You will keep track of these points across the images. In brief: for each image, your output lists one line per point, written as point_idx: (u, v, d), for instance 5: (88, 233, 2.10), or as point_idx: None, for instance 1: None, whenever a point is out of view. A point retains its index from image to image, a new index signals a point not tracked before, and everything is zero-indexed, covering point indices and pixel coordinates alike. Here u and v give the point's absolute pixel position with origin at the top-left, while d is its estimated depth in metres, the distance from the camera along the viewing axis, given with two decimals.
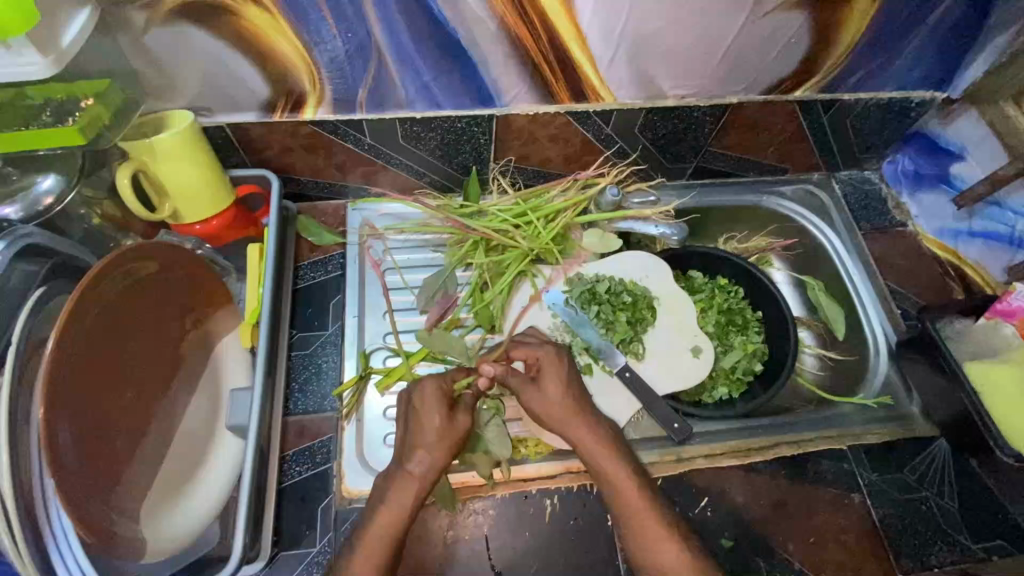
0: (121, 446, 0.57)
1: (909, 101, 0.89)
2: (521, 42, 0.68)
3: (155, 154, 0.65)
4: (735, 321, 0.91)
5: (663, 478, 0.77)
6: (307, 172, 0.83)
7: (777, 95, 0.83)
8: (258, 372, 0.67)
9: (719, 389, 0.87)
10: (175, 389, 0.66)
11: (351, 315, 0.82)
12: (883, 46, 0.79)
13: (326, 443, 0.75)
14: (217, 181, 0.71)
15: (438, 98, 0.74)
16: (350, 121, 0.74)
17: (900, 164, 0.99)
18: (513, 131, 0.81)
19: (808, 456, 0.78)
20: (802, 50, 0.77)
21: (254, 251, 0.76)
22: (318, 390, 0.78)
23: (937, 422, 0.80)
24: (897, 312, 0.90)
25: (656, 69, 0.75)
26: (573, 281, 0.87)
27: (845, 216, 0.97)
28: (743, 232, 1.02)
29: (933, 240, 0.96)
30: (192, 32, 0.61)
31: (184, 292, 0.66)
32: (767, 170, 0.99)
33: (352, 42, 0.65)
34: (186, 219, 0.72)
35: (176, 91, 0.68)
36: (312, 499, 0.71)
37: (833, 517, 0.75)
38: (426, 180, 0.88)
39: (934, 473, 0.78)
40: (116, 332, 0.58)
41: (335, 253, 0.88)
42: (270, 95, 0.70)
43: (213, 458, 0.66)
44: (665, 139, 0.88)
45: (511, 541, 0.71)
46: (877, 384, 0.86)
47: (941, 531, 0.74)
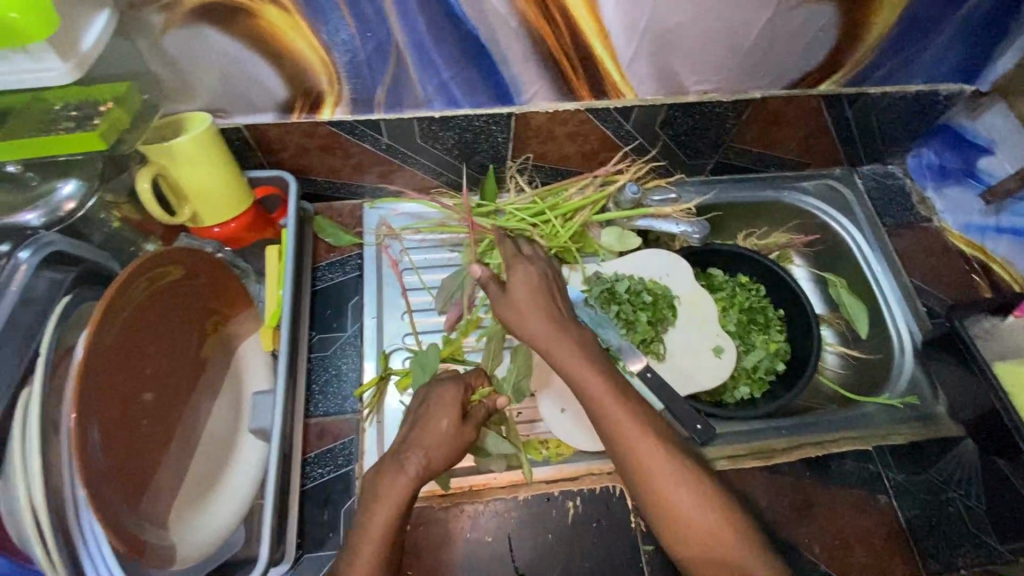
0: (147, 452, 0.57)
1: (937, 94, 0.87)
2: (542, 37, 0.66)
3: (174, 157, 0.64)
4: (756, 319, 0.90)
5: None
6: (323, 172, 0.83)
7: (801, 89, 0.82)
8: (281, 376, 0.67)
9: (741, 388, 0.86)
10: (199, 393, 0.66)
11: (369, 316, 0.82)
12: (913, 38, 0.77)
13: (347, 445, 0.74)
14: (235, 182, 0.70)
15: (457, 97, 0.73)
16: (368, 121, 0.73)
17: (925, 158, 0.97)
18: (532, 129, 0.80)
19: (832, 457, 0.78)
20: (828, 44, 0.75)
21: (272, 252, 0.76)
22: (338, 392, 0.78)
23: (962, 422, 0.79)
24: (924, 311, 0.88)
25: (678, 65, 0.74)
26: (592, 280, 0.86)
27: (868, 212, 0.96)
28: (762, 228, 1.01)
29: (958, 236, 0.94)
30: (210, 34, 0.60)
31: (206, 298, 0.66)
32: (788, 165, 0.97)
33: (371, 42, 0.64)
34: (205, 222, 0.72)
35: (195, 93, 0.67)
36: (335, 501, 0.71)
37: (859, 519, 0.74)
38: (443, 178, 0.87)
39: (961, 474, 0.77)
40: (143, 341, 0.58)
41: (352, 254, 0.87)
42: (288, 95, 0.69)
43: (237, 461, 0.66)
44: (685, 135, 0.86)
45: (534, 543, 0.71)
46: (902, 384, 0.85)
47: (967, 532, 0.74)
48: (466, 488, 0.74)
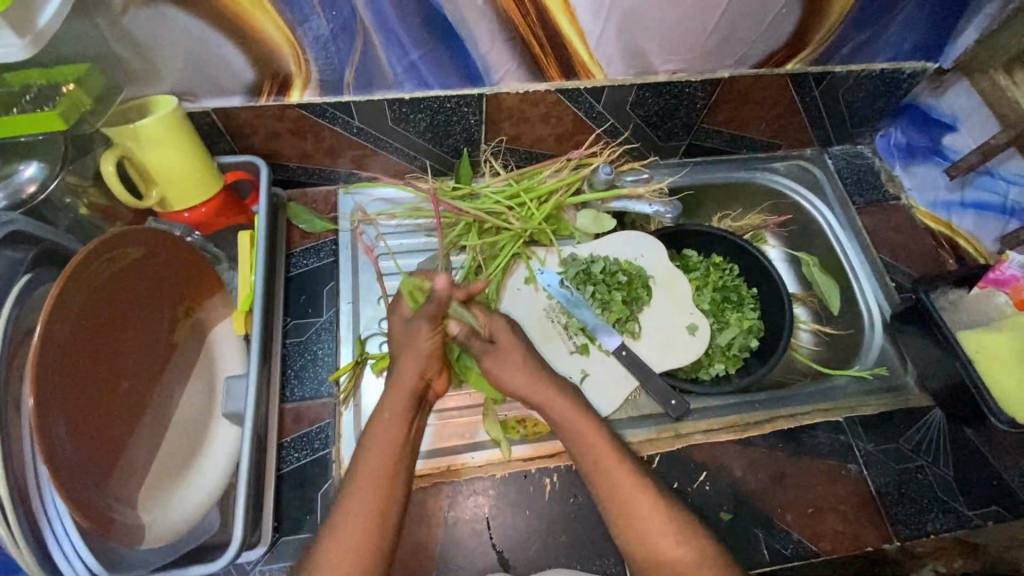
0: (116, 434, 0.57)
1: (901, 72, 0.88)
2: (508, 17, 0.67)
3: (139, 139, 0.64)
4: (730, 297, 0.91)
5: (660, 454, 0.77)
6: (296, 158, 0.82)
7: (768, 68, 0.83)
8: (253, 359, 0.67)
9: (716, 365, 0.87)
10: (169, 376, 0.65)
11: (345, 301, 0.82)
12: (874, 17, 0.78)
13: (324, 429, 0.74)
14: (203, 166, 0.69)
15: (426, 78, 0.73)
16: (338, 103, 0.73)
17: (893, 137, 0.99)
18: (504, 110, 0.80)
19: (804, 430, 0.79)
20: (793, 22, 0.76)
21: (244, 237, 0.76)
22: (315, 376, 0.77)
23: (931, 392, 0.81)
24: (892, 286, 0.90)
25: (645, 44, 0.74)
26: (567, 262, 0.87)
27: (838, 191, 0.98)
28: (737, 210, 1.02)
29: (926, 214, 0.95)
30: (172, 14, 0.60)
31: (175, 280, 0.66)
32: (760, 147, 0.99)
33: (336, 21, 0.64)
34: (174, 207, 0.71)
35: (160, 75, 0.67)
36: (312, 485, 0.71)
37: (830, 489, 0.75)
38: (418, 163, 0.88)
39: (929, 441, 0.79)
40: (106, 321, 0.57)
41: (327, 240, 0.87)
42: (255, 78, 0.69)
43: (210, 443, 0.66)
44: (656, 116, 0.87)
45: (512, 520, 0.72)
46: (871, 357, 0.87)
47: (937, 498, 0.75)
48: (444, 467, 0.74)
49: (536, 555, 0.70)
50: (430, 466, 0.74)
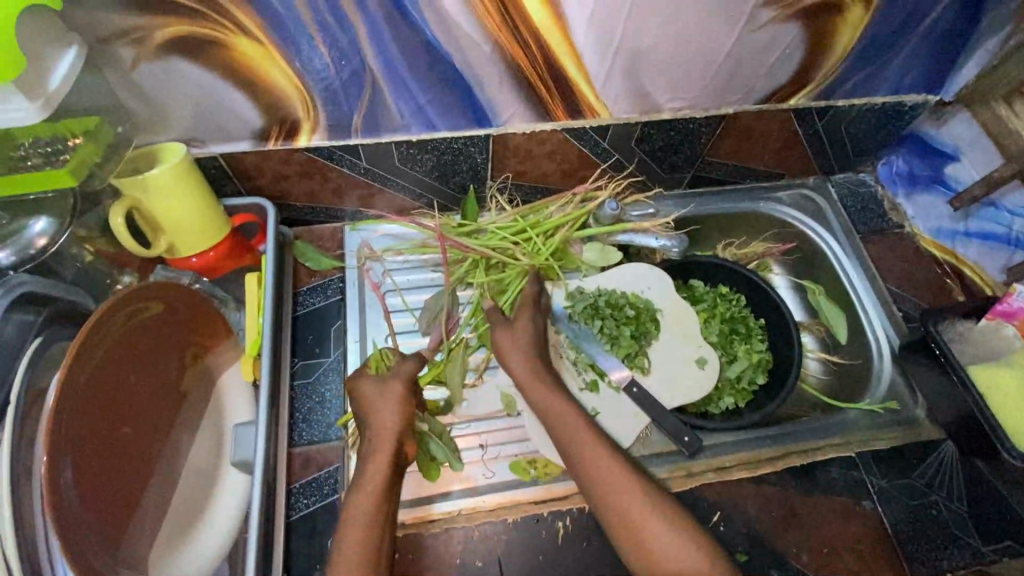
0: (129, 491, 0.57)
1: (903, 105, 0.89)
2: (517, 63, 0.67)
3: (147, 190, 0.64)
4: (738, 329, 0.91)
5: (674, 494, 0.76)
6: (303, 197, 0.82)
7: (772, 104, 0.83)
8: (262, 406, 0.67)
9: (725, 399, 0.87)
10: (179, 425, 0.65)
11: (352, 340, 0.81)
12: (876, 54, 0.78)
13: (333, 474, 0.73)
14: (211, 212, 0.69)
15: (434, 120, 0.73)
16: (346, 147, 0.74)
17: (895, 165, 0.99)
18: (510, 148, 0.80)
19: (817, 466, 0.78)
20: (796, 60, 0.76)
21: (252, 280, 0.76)
22: (323, 419, 0.77)
23: (942, 425, 0.81)
24: (899, 315, 0.90)
25: (651, 84, 0.75)
26: (574, 296, 0.87)
27: (842, 220, 0.98)
28: (741, 238, 1.03)
29: (930, 241, 0.96)
30: (181, 66, 0.60)
31: (184, 330, 0.66)
32: (763, 176, 0.99)
33: (345, 69, 0.64)
34: (182, 253, 0.71)
35: (168, 122, 0.67)
36: (321, 533, 0.70)
37: (845, 527, 0.75)
38: (424, 199, 0.88)
39: (941, 476, 0.78)
40: (118, 376, 0.57)
41: (334, 277, 0.87)
42: (263, 124, 0.69)
43: (220, 495, 0.65)
44: (661, 151, 0.88)
45: (524, 566, 0.71)
46: (881, 389, 0.86)
47: (952, 535, 0.75)
48: (456, 512, 0.73)
49: None
50: (442, 511, 0.73)
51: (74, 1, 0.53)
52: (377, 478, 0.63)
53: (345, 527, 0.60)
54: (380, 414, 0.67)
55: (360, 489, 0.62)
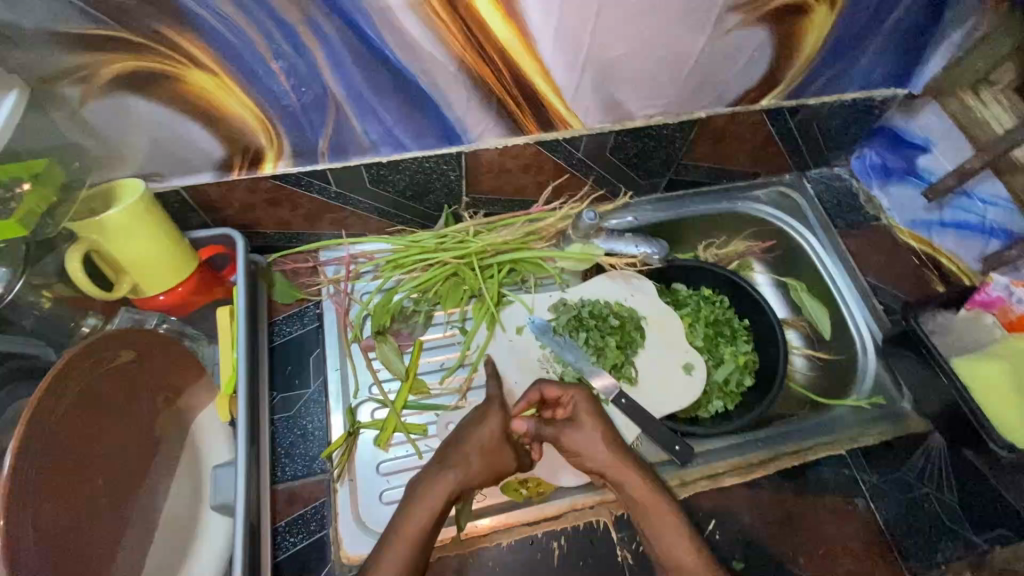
0: (105, 546, 0.54)
1: (872, 99, 0.89)
2: (483, 80, 0.65)
3: (104, 231, 0.61)
4: (723, 332, 0.91)
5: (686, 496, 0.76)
6: (273, 226, 0.80)
7: (743, 106, 0.83)
8: (240, 445, 0.65)
9: (714, 403, 0.87)
10: (155, 472, 0.62)
11: (333, 368, 0.80)
12: (843, 52, 0.78)
13: (319, 509, 0.72)
14: (175, 246, 0.67)
15: (403, 141, 0.71)
16: (313, 172, 0.71)
17: (868, 158, 1.00)
18: (483, 164, 0.79)
19: (809, 466, 0.78)
20: (764, 62, 0.76)
21: (224, 312, 0.74)
22: (306, 453, 0.75)
23: (929, 417, 0.81)
24: (881, 308, 0.91)
25: (622, 93, 0.74)
26: (558, 309, 0.87)
27: (819, 215, 0.98)
28: (721, 238, 1.03)
29: (908, 232, 0.96)
30: (133, 100, 0.58)
31: (156, 372, 0.64)
32: (739, 176, 0.99)
33: (306, 96, 0.62)
34: (148, 293, 0.68)
35: (124, 158, 0.64)
36: (310, 570, 0.69)
37: (839, 526, 0.75)
38: (399, 219, 0.86)
39: (931, 468, 0.79)
40: (88, 424, 0.55)
41: (309, 304, 0.85)
42: (225, 154, 0.67)
43: (202, 539, 0.64)
44: (637, 157, 0.87)
45: None
46: (867, 383, 0.86)
47: (944, 527, 0.75)
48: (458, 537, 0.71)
49: None
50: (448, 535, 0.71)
51: (11, 42, 0.50)
52: (419, 525, 0.62)
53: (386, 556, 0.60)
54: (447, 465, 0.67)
55: (398, 534, 0.62)
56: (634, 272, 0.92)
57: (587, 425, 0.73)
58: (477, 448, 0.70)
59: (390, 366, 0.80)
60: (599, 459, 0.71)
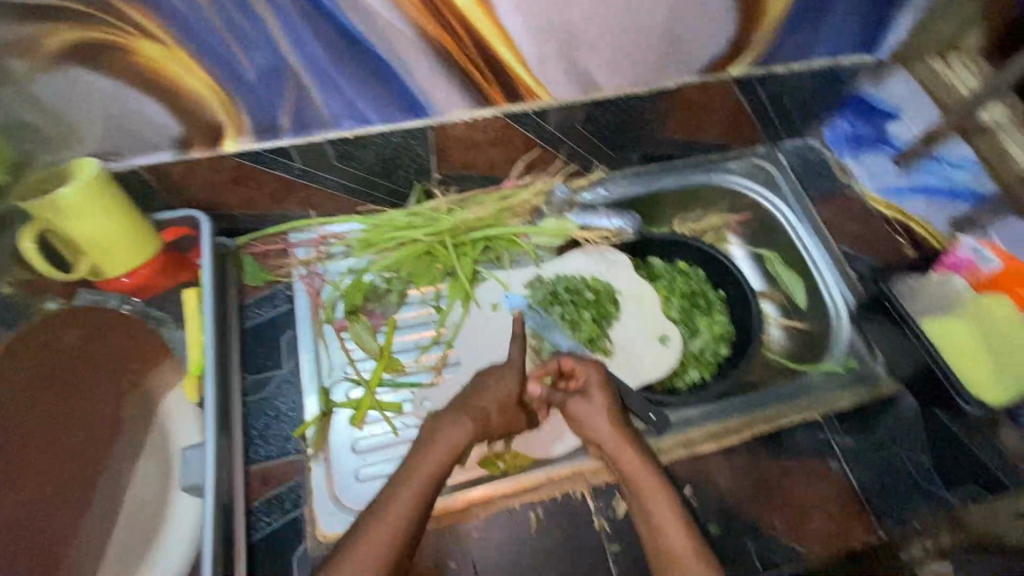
0: (58, 516, 0.59)
1: (840, 67, 0.89)
2: (445, 48, 0.65)
3: (58, 211, 0.60)
4: (698, 303, 0.91)
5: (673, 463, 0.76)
6: (239, 206, 0.79)
7: (711, 75, 0.82)
8: (210, 427, 0.64)
9: (690, 373, 0.87)
10: (117, 455, 0.63)
11: (306, 349, 0.79)
12: (809, 17, 0.78)
13: (294, 489, 0.71)
14: (135, 227, 0.66)
15: (367, 115, 0.70)
16: (277, 148, 0.70)
17: (840, 127, 0.98)
18: (451, 138, 0.78)
19: (783, 431, 0.79)
20: (730, 28, 0.76)
21: (191, 294, 0.73)
22: (279, 433, 0.74)
23: (902, 379, 0.82)
24: (854, 275, 0.91)
25: (588, 62, 0.73)
26: (533, 285, 0.87)
27: (793, 185, 0.98)
28: (697, 213, 1.03)
29: (878, 199, 0.94)
30: (83, 74, 0.57)
31: (115, 356, 0.67)
32: (712, 148, 0.99)
33: (263, 67, 0.61)
34: (109, 274, 0.68)
35: (79, 137, 0.63)
36: (286, 548, 0.68)
37: (812, 487, 0.75)
38: (370, 197, 0.85)
39: (904, 428, 0.80)
40: (41, 403, 0.62)
41: (280, 286, 0.84)
42: (184, 131, 0.66)
43: (169, 522, 0.62)
44: (608, 130, 0.86)
45: (499, 557, 0.69)
46: (840, 350, 0.87)
47: (916, 485, 0.76)
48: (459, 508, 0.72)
49: None
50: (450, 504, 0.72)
51: None
52: (419, 485, 0.61)
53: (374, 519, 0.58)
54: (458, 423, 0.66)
55: (401, 488, 0.61)
56: (608, 246, 0.91)
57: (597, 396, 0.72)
58: (494, 405, 0.69)
59: (363, 344, 0.80)
60: (595, 428, 0.70)
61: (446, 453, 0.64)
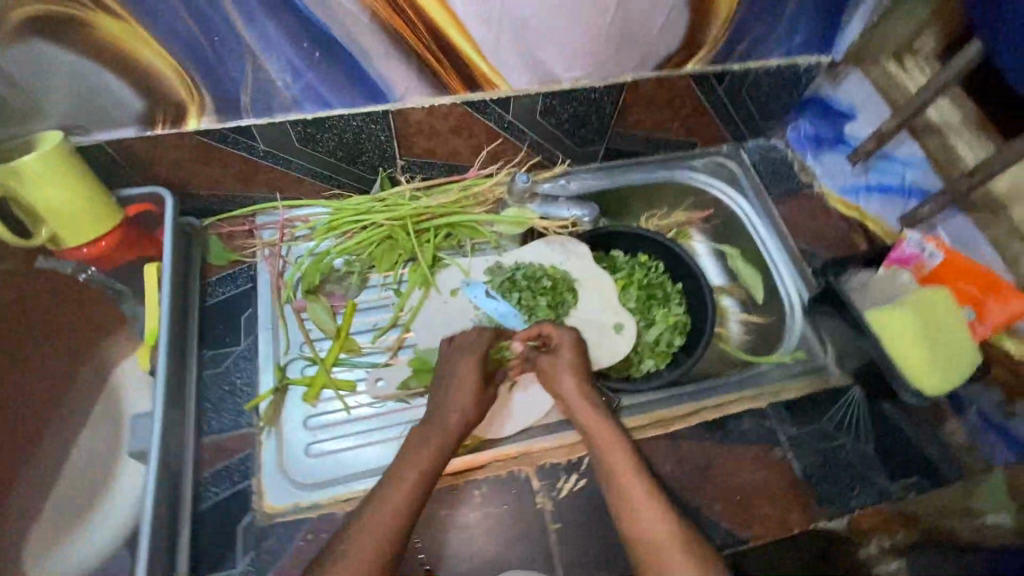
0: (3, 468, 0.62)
1: (797, 66, 0.92)
2: (399, 34, 0.67)
3: (20, 179, 0.62)
4: (656, 294, 0.93)
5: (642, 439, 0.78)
6: (205, 186, 0.81)
7: (668, 71, 0.85)
8: (159, 396, 0.67)
9: (645, 362, 0.88)
10: (58, 418, 0.67)
11: (265, 327, 0.81)
12: (761, 16, 0.81)
13: (245, 460, 0.73)
14: (95, 199, 0.68)
15: (328, 99, 0.73)
16: (239, 129, 0.73)
17: (802, 129, 1.02)
18: (412, 125, 0.80)
19: (730, 418, 0.80)
20: (682, 24, 0.79)
21: (151, 269, 0.75)
22: (233, 407, 0.76)
23: (850, 372, 0.83)
24: (809, 270, 0.93)
25: (544, 54, 0.76)
26: (493, 271, 0.89)
27: (754, 183, 1.01)
28: (663, 209, 1.05)
29: (837, 198, 0.98)
30: (46, 47, 0.59)
31: (69, 322, 0.71)
32: (675, 145, 1.01)
33: (221, 47, 0.64)
34: (69, 243, 0.69)
35: (44, 110, 0.65)
36: (233, 518, 0.69)
37: (756, 473, 0.77)
38: (335, 181, 0.87)
39: (850, 419, 0.81)
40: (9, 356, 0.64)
41: (243, 267, 0.85)
42: (147, 108, 0.68)
43: (115, 481, 0.66)
44: (569, 122, 0.89)
45: (443, 532, 0.70)
46: (792, 340, 0.89)
47: (858, 475, 0.77)
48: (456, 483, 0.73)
49: (468, 571, 0.69)
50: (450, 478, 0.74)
51: None
52: (416, 479, 0.65)
53: (378, 506, 0.62)
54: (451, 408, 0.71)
55: (402, 473, 0.65)
56: (566, 235, 0.93)
57: (565, 361, 0.77)
58: (468, 390, 0.73)
59: (322, 325, 0.82)
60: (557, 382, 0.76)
61: (442, 442, 0.68)
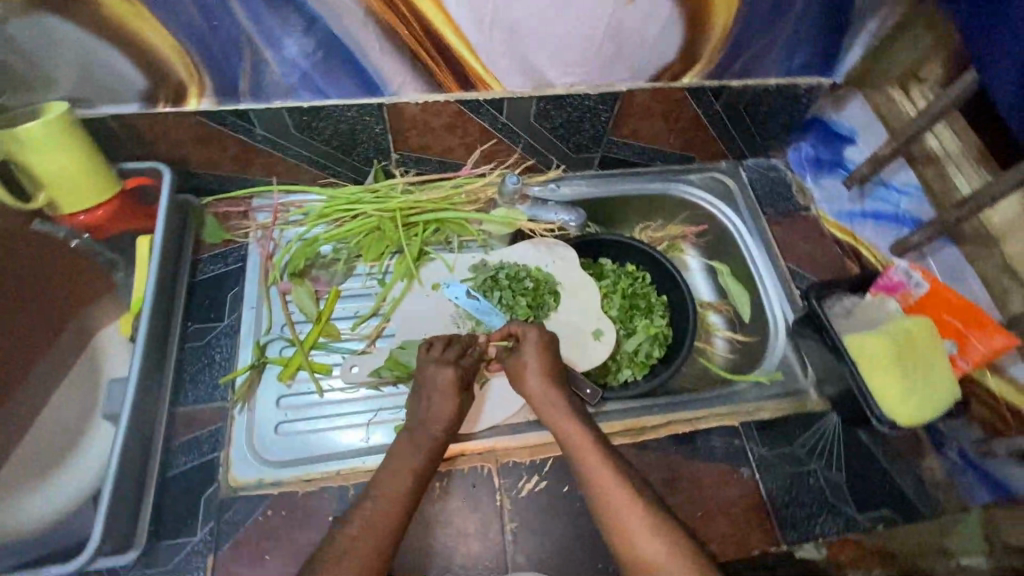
0: None
1: (798, 87, 0.91)
2: (393, 29, 0.69)
3: (21, 142, 0.65)
4: (638, 304, 0.92)
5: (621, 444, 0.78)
6: (203, 165, 0.84)
7: (664, 82, 0.85)
8: (135, 361, 0.70)
9: (623, 371, 0.88)
10: (39, 373, 0.71)
11: (249, 306, 0.83)
12: (760, 34, 0.81)
13: (215, 433, 0.74)
14: (93, 168, 0.71)
15: (323, 88, 0.75)
16: (237, 112, 0.75)
17: (804, 151, 1.02)
18: (406, 120, 0.82)
19: (701, 433, 0.79)
20: (678, 37, 0.79)
21: (143, 241, 0.78)
22: (208, 381, 0.77)
23: (828, 397, 0.82)
24: (797, 292, 0.92)
25: (537, 58, 0.77)
26: (478, 268, 0.90)
27: (748, 200, 1.00)
28: (658, 222, 1.05)
29: (832, 222, 0.97)
30: (53, 22, 0.62)
31: (59, 288, 0.75)
32: (673, 159, 1.01)
33: (220, 31, 0.66)
34: (69, 210, 0.73)
35: (51, 82, 0.68)
36: (197, 489, 0.70)
37: (721, 490, 0.76)
38: (330, 170, 0.89)
39: (823, 446, 0.79)
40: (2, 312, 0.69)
41: (234, 247, 0.87)
42: (148, 86, 0.71)
43: (85, 441, 0.70)
44: (563, 127, 0.90)
45: None
46: (773, 360, 0.88)
47: (827, 502, 0.75)
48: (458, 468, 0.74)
49: (420, 562, 0.69)
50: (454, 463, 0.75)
51: None
52: (404, 480, 0.66)
53: (371, 501, 0.64)
54: (438, 407, 0.72)
55: (394, 469, 0.67)
56: (553, 238, 0.94)
57: (531, 363, 0.77)
58: (436, 388, 0.74)
59: (305, 309, 0.84)
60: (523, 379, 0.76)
61: (432, 446, 0.70)
